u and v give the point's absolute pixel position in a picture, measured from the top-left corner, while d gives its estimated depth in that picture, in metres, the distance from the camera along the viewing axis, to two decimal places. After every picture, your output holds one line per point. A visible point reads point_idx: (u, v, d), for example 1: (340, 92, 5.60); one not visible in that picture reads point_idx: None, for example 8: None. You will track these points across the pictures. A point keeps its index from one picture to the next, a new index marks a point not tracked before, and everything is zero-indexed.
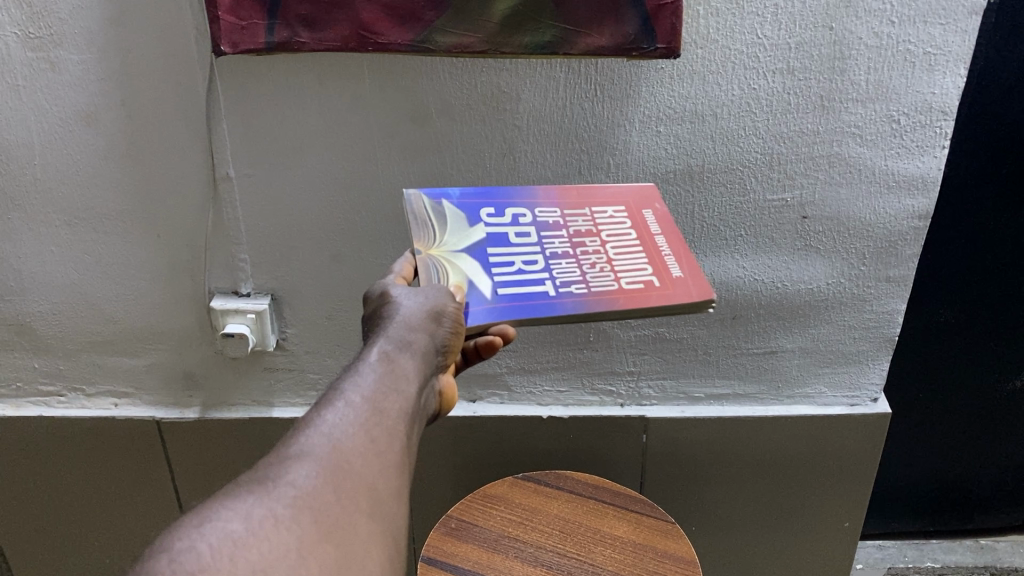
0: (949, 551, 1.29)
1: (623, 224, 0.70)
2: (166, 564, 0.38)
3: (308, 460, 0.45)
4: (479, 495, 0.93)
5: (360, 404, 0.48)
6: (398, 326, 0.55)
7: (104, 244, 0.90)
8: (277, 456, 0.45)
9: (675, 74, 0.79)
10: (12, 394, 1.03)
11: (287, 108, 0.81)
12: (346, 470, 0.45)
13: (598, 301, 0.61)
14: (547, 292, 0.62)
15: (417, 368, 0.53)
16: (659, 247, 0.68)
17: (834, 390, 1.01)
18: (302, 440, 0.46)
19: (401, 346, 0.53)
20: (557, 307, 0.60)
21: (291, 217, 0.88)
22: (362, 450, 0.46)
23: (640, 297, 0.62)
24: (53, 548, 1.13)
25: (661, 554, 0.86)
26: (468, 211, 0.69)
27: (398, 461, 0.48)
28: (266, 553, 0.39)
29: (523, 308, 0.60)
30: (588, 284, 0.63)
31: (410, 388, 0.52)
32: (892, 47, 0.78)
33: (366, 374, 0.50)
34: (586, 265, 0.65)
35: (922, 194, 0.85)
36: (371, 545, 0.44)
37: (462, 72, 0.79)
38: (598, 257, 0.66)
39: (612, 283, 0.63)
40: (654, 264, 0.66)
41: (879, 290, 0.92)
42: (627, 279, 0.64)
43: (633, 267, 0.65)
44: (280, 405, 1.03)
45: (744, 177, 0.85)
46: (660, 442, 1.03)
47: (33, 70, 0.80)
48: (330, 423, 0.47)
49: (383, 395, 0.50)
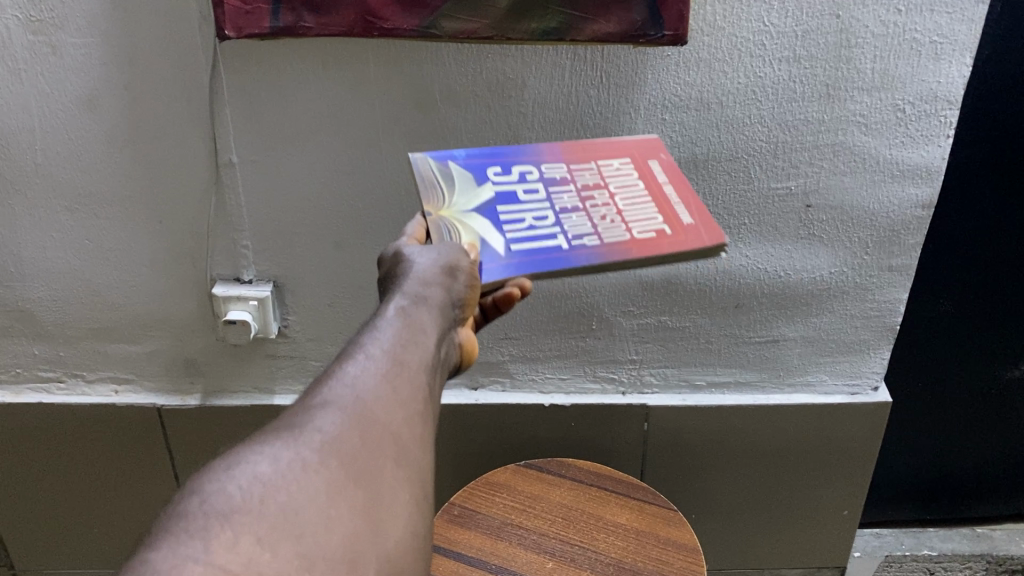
0: (946, 539, 1.30)
1: (630, 176, 0.70)
2: (197, 505, 0.38)
3: (333, 407, 0.44)
4: (482, 482, 0.93)
5: (384, 360, 0.48)
6: (416, 282, 0.54)
7: (106, 229, 0.90)
8: (303, 407, 0.45)
9: (682, 61, 0.79)
10: (12, 380, 1.02)
11: (291, 93, 0.81)
12: (372, 419, 0.45)
13: (612, 252, 0.61)
14: (560, 246, 0.62)
15: (435, 320, 0.53)
16: (668, 196, 0.68)
17: (835, 378, 1.01)
18: (326, 393, 0.46)
19: (419, 301, 0.53)
20: (573, 261, 0.60)
21: (294, 203, 0.88)
22: (386, 399, 0.46)
23: (652, 247, 0.63)
24: (55, 535, 1.13)
25: (661, 541, 0.86)
26: (475, 170, 0.68)
27: (422, 410, 0.47)
28: (295, 493, 0.40)
29: (538, 264, 0.60)
30: (600, 236, 0.63)
31: (431, 340, 0.51)
32: (899, 35, 0.77)
33: (387, 330, 0.50)
34: (596, 217, 0.65)
35: (926, 182, 0.86)
36: (400, 489, 0.43)
37: (467, 58, 0.79)
38: (607, 208, 0.66)
39: (623, 233, 0.64)
40: (663, 212, 0.66)
41: (881, 278, 0.92)
42: (639, 228, 0.64)
43: (643, 216, 0.66)
44: (282, 392, 1.02)
45: (749, 165, 0.85)
46: (661, 429, 1.04)
47: (33, 54, 0.79)
48: (353, 375, 0.46)
49: (403, 348, 0.49)
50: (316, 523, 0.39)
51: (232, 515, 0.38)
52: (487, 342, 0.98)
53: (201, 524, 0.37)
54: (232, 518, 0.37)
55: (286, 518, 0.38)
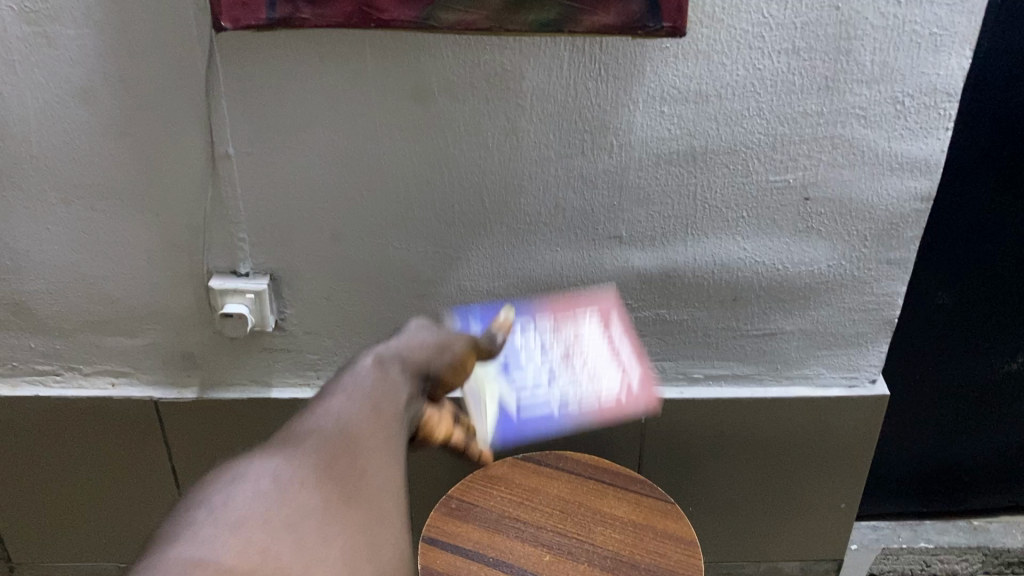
0: (943, 532, 1.30)
1: (602, 343, 0.85)
2: (204, 515, 0.38)
3: (320, 435, 0.44)
4: (480, 475, 0.92)
5: (363, 398, 0.47)
6: (398, 347, 0.54)
7: (102, 222, 0.89)
8: (286, 436, 0.45)
9: (680, 53, 0.79)
10: (8, 373, 1.02)
11: (288, 85, 0.80)
12: (355, 447, 0.44)
13: (585, 416, 0.82)
14: (550, 406, 0.82)
15: (408, 379, 0.52)
16: (622, 350, 0.87)
17: (833, 371, 1.01)
18: (308, 424, 0.45)
19: (395, 357, 0.52)
20: (557, 420, 0.82)
21: (291, 196, 0.87)
22: (369, 429, 0.46)
23: (613, 411, 0.83)
24: (52, 528, 1.13)
25: (659, 534, 0.86)
26: (493, 346, 0.78)
27: (396, 455, 0.46)
28: (294, 507, 0.39)
29: (533, 425, 0.80)
30: (578, 398, 0.83)
31: (405, 395, 0.50)
32: (899, 27, 0.77)
33: (365, 375, 0.49)
34: (575, 379, 0.84)
35: (925, 175, 0.85)
36: (387, 511, 0.44)
37: (465, 50, 0.79)
38: (585, 373, 0.84)
39: (594, 395, 0.83)
40: (621, 364, 0.86)
41: (880, 271, 0.92)
42: (607, 390, 0.84)
43: (608, 380, 0.84)
44: (279, 385, 1.02)
45: (748, 158, 0.85)
46: (659, 423, 1.04)
47: (28, 45, 0.79)
48: (335, 408, 0.46)
49: (381, 396, 0.48)
50: (315, 535, 0.39)
51: (237, 523, 0.37)
52: None
53: (209, 532, 0.37)
54: (238, 525, 0.37)
55: (287, 528, 0.38)
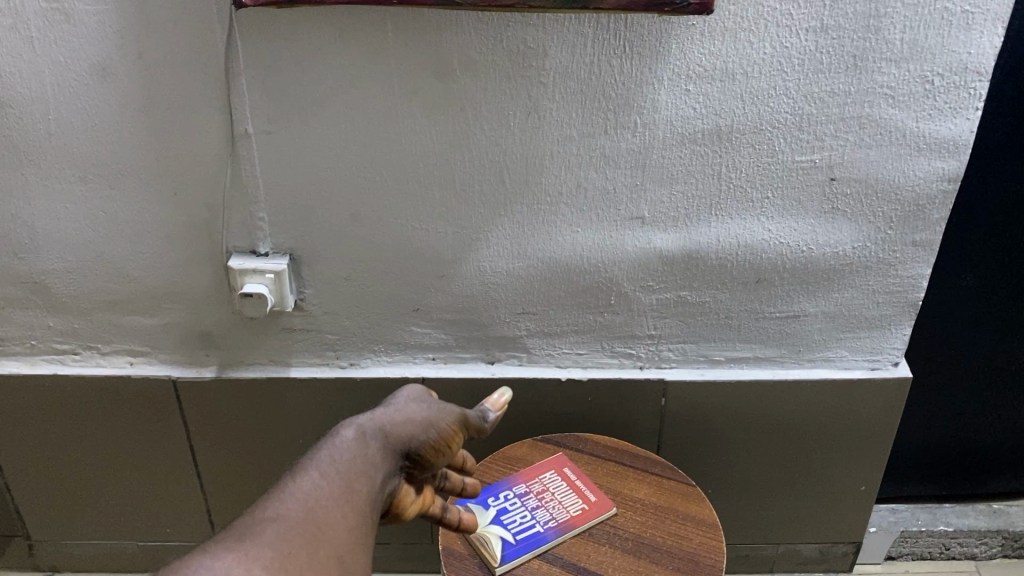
0: (963, 515, 1.29)
1: (561, 484, 0.89)
2: None
3: (284, 522, 0.46)
4: (499, 455, 0.93)
5: (335, 475, 0.51)
6: (379, 421, 0.58)
7: (120, 200, 0.89)
8: (253, 517, 0.47)
9: (706, 31, 0.77)
10: (27, 352, 1.02)
11: (308, 62, 0.79)
12: (320, 524, 0.47)
13: (561, 523, 0.84)
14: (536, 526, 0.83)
15: (388, 456, 0.56)
16: (575, 481, 0.89)
17: (856, 354, 1.00)
18: (275, 505, 0.48)
19: (380, 432, 0.57)
20: (544, 532, 0.83)
21: (311, 174, 0.86)
22: (334, 516, 0.49)
23: (583, 517, 0.85)
24: (72, 506, 1.14)
25: (679, 516, 0.85)
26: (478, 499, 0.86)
27: (363, 539, 0.50)
28: None
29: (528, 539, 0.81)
30: (551, 513, 0.85)
31: (377, 473, 0.54)
32: (930, 5, 0.76)
33: (341, 449, 0.53)
34: (545, 504, 0.86)
35: (952, 155, 0.84)
36: None
37: (488, 27, 0.77)
38: (549, 498, 0.86)
39: (563, 510, 0.85)
40: (581, 490, 0.88)
41: (905, 253, 0.91)
42: (569, 505, 0.86)
43: (572, 498, 0.87)
44: (298, 365, 1.02)
45: (773, 137, 0.83)
46: (679, 404, 1.03)
47: (46, 22, 0.78)
48: (304, 491, 0.49)
49: (356, 476, 0.52)
50: None
51: None
52: (505, 316, 0.97)
53: None
54: None
55: None
